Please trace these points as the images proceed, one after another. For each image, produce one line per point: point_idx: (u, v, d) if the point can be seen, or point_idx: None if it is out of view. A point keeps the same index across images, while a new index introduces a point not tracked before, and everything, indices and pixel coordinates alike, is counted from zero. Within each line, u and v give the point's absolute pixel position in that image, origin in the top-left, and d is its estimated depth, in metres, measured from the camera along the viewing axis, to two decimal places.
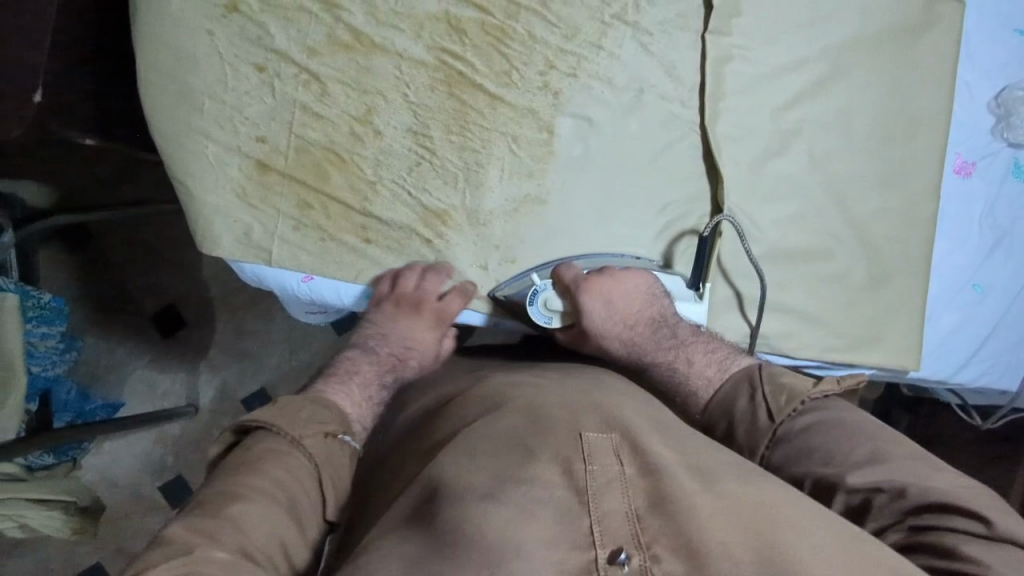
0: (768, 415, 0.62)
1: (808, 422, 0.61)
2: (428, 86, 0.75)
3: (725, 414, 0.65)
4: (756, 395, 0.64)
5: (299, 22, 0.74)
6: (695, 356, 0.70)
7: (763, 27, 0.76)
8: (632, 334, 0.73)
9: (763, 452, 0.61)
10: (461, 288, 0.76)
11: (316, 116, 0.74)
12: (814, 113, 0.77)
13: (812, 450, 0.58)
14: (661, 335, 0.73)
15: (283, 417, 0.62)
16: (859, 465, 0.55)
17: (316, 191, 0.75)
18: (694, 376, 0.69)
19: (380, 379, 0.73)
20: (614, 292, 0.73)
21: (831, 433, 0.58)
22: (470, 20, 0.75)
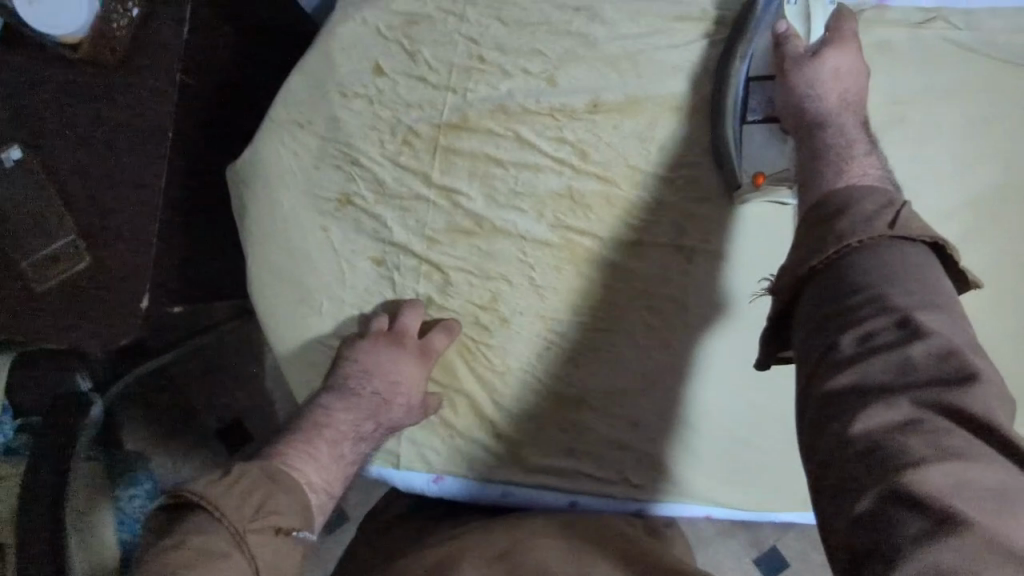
0: (892, 221, 0.49)
1: (889, 255, 0.48)
2: (553, 266, 0.71)
3: (844, 200, 0.52)
4: (896, 207, 0.51)
5: (415, 210, 0.70)
6: (870, 159, 0.59)
7: (905, 182, 0.71)
8: (835, 77, 0.62)
9: (851, 245, 0.48)
10: (445, 326, 0.69)
11: (440, 308, 0.71)
12: (964, 269, 0.72)
13: (866, 273, 0.47)
14: (844, 85, 0.63)
15: (225, 500, 0.53)
16: (921, 312, 0.45)
17: (443, 386, 0.72)
18: (853, 164, 0.57)
19: (356, 433, 0.67)
20: (853, 58, 0.63)
21: (903, 261, 0.47)
22: (592, 192, 0.71)
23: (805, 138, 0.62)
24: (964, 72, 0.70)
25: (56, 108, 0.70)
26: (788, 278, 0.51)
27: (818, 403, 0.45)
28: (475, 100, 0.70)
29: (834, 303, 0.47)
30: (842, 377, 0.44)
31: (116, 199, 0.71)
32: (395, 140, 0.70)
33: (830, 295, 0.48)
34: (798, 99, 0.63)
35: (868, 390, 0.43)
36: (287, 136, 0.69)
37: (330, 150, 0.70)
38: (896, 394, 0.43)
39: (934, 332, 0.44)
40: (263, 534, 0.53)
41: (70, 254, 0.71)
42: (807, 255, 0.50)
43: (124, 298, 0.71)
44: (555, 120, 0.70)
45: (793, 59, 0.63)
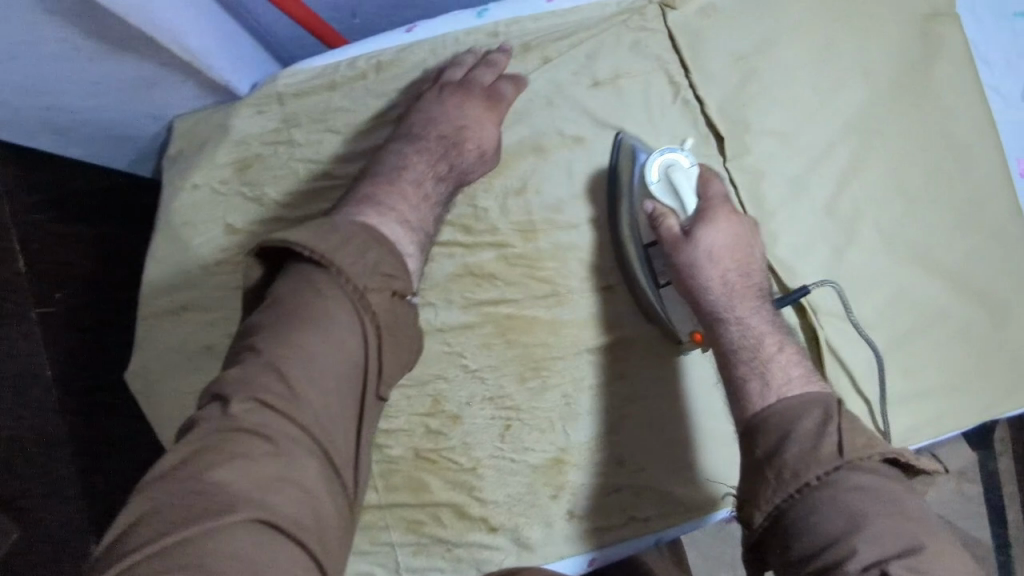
0: (837, 453, 0.52)
1: (845, 500, 0.50)
2: (482, 346, 0.69)
3: (784, 424, 0.56)
4: (830, 420, 0.55)
5: None
6: (786, 345, 0.62)
7: (779, 131, 0.70)
8: (742, 273, 0.63)
9: (812, 480, 0.52)
10: (508, 79, 0.67)
11: (388, 432, 0.68)
12: (866, 188, 0.71)
13: (824, 522, 0.50)
14: (749, 293, 0.63)
15: (339, 255, 0.55)
16: (889, 563, 0.47)
17: (421, 505, 0.68)
18: (774, 369, 0.60)
19: (437, 174, 0.65)
20: (745, 238, 0.63)
21: (862, 498, 0.50)
22: (490, 262, 0.69)
23: (716, 346, 0.63)
24: (789, 8, 0.70)
25: None
26: (756, 482, 0.55)
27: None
28: None
29: (810, 559, 0.50)
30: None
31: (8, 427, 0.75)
32: None
33: (800, 540, 0.51)
34: (694, 283, 0.63)
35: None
36: (164, 328, 0.67)
37: (215, 323, 0.66)
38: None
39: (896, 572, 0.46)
40: (365, 275, 0.55)
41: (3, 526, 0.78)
42: (758, 501, 0.54)
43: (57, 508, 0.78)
44: None
45: (669, 241, 0.63)
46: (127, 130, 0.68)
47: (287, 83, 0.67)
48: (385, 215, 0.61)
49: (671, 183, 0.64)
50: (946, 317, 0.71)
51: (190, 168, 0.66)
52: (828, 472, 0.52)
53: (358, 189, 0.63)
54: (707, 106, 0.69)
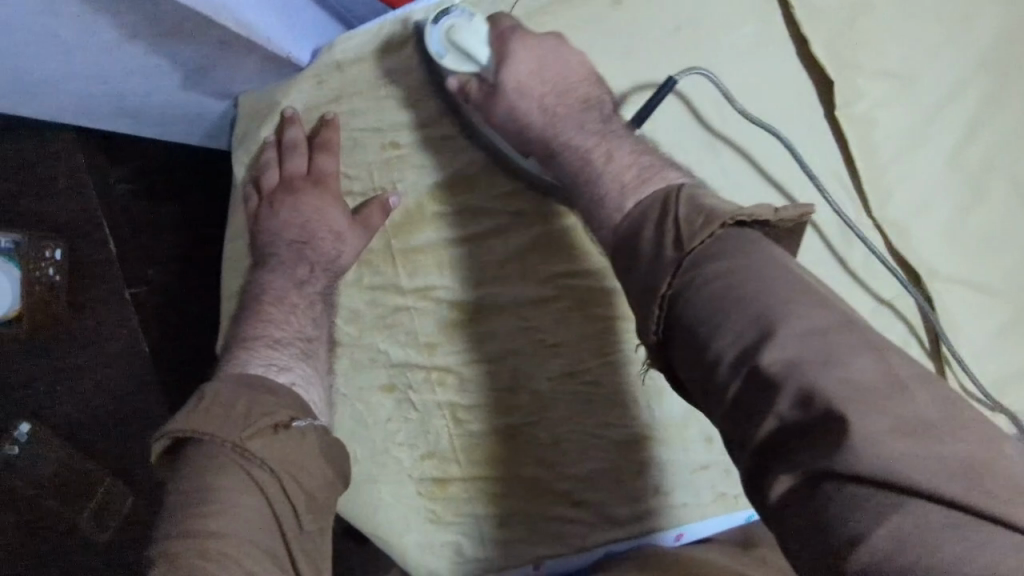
0: (675, 242, 0.43)
1: (718, 272, 0.40)
2: (560, 319, 0.65)
3: (628, 239, 0.47)
4: (671, 216, 0.45)
5: (402, 323, 0.66)
6: (617, 151, 0.54)
7: (895, 72, 0.60)
8: (562, 91, 0.57)
9: (668, 286, 0.42)
10: (322, 142, 0.63)
11: (467, 408, 0.67)
12: (1000, 128, 0.61)
13: (699, 320, 0.40)
14: (572, 108, 0.57)
15: (214, 426, 0.49)
16: (771, 348, 0.37)
17: (503, 478, 0.68)
18: (605, 180, 0.53)
19: (298, 282, 0.64)
20: (556, 45, 0.57)
21: (739, 264, 0.40)
22: (565, 232, 0.64)
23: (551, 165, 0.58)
24: None
25: None
26: (636, 304, 0.45)
27: (738, 465, 0.38)
28: (409, 190, 0.65)
29: (696, 365, 0.40)
30: (759, 437, 0.36)
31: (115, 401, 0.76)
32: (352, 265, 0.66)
33: (690, 355, 0.40)
34: (516, 100, 0.57)
35: (773, 451, 0.36)
36: None
37: None
38: (772, 426, 0.36)
39: (788, 357, 0.36)
40: (246, 427, 0.50)
41: (112, 491, 0.77)
42: (645, 315, 0.43)
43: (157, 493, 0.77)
44: (495, 174, 0.63)
45: (484, 95, 0.57)
46: (197, 108, 0.67)
47: (345, 50, 0.63)
48: (253, 354, 0.59)
49: (458, 46, 0.56)
50: None
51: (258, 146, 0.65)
52: (704, 242, 0.42)
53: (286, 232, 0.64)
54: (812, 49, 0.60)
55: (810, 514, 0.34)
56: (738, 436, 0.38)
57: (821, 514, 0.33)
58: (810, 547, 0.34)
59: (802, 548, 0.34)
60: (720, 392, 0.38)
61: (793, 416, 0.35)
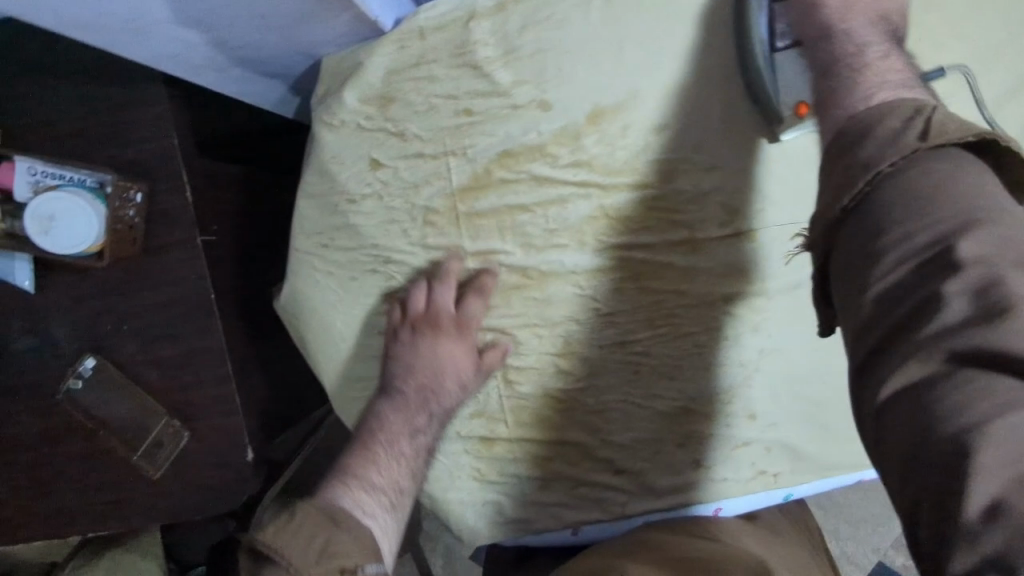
0: (917, 134, 0.47)
1: (920, 175, 0.46)
2: (614, 290, 0.67)
3: (862, 127, 0.49)
4: (915, 115, 0.48)
5: (462, 284, 0.69)
6: (889, 59, 0.54)
7: (952, 67, 0.63)
8: (850, 5, 0.55)
9: (887, 166, 0.46)
10: (477, 287, 0.68)
11: (518, 370, 0.70)
12: None
13: (892, 205, 0.46)
14: (870, 13, 0.55)
15: (287, 545, 0.53)
16: (964, 241, 0.42)
17: (548, 442, 0.70)
18: (872, 71, 0.53)
19: (411, 430, 0.68)
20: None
21: (950, 167, 0.46)
22: (623, 205, 0.66)
23: (819, 65, 0.56)
24: None
25: (97, 321, 0.75)
26: (831, 183, 0.49)
27: (870, 344, 0.45)
28: (478, 155, 0.67)
29: (873, 245, 0.45)
30: (913, 325, 0.42)
31: (172, 347, 0.75)
32: (417, 224, 0.69)
33: (864, 238, 0.46)
34: (821, 29, 0.55)
35: (923, 341, 0.42)
36: (316, 263, 0.70)
37: (360, 256, 0.70)
38: (926, 300, 0.42)
39: (977, 251, 0.42)
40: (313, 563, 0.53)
41: (172, 432, 0.75)
42: (839, 192, 0.48)
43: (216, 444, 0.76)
44: (561, 145, 0.66)
45: None
46: (280, 59, 0.70)
47: (424, 19, 0.66)
48: (350, 487, 0.65)
49: None
50: None
51: (336, 103, 0.67)
52: (920, 143, 0.47)
53: (387, 387, 0.69)
54: None
55: (934, 395, 0.40)
56: (874, 320, 0.45)
57: (938, 392, 0.40)
58: (917, 419, 0.41)
59: (908, 421, 0.41)
60: (884, 279, 0.44)
61: (958, 307, 0.41)
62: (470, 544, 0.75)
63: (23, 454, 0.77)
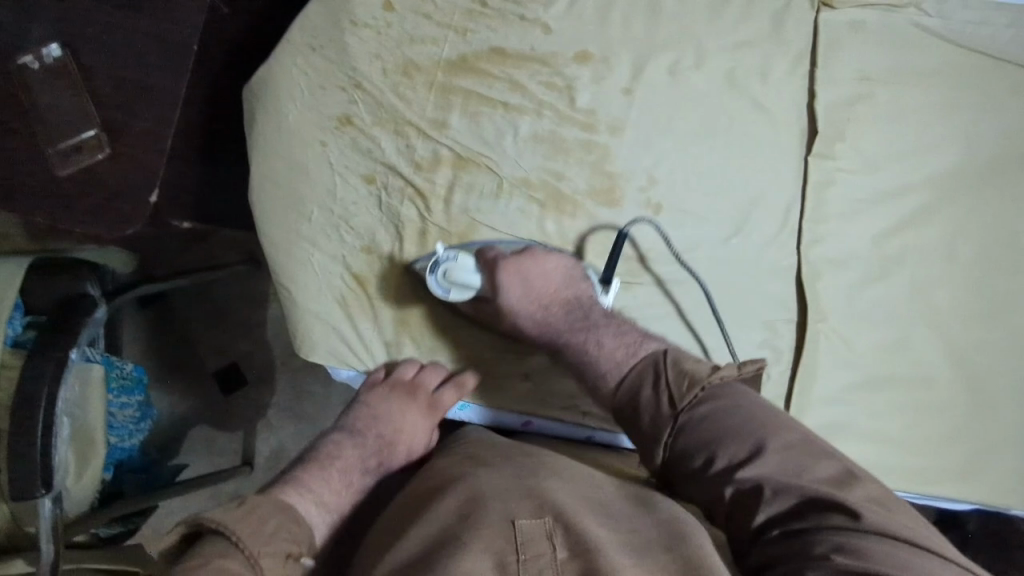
0: (668, 402, 0.61)
1: (706, 411, 0.59)
2: (527, 202, 0.76)
3: (630, 399, 0.64)
4: (659, 380, 0.63)
5: (409, 136, 0.76)
6: (603, 338, 0.69)
7: (867, 154, 0.76)
8: (546, 300, 0.72)
9: (675, 410, 0.60)
10: (457, 382, 0.75)
11: (422, 231, 0.76)
12: (919, 238, 0.76)
13: (695, 445, 0.58)
14: (587, 294, 0.73)
15: (240, 525, 0.54)
16: (748, 467, 0.55)
17: (415, 304, 0.77)
18: (602, 356, 0.68)
19: (362, 468, 0.70)
20: (535, 262, 0.72)
21: (740, 403, 0.59)
22: (570, 134, 0.75)
23: (574, 359, 0.71)
24: (922, 56, 0.77)
25: (83, 18, 0.79)
26: (643, 429, 0.62)
27: (744, 537, 0.54)
28: (475, 41, 0.76)
29: (699, 476, 0.58)
30: (755, 519, 0.53)
31: (141, 68, 0.78)
32: (397, 70, 0.76)
33: (695, 468, 0.58)
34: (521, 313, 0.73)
35: (766, 528, 0.53)
36: (298, 57, 0.75)
37: (337, 73, 0.76)
38: (764, 512, 0.53)
39: (763, 471, 0.55)
40: (262, 542, 0.54)
41: (96, 144, 0.78)
42: (649, 450, 0.62)
43: (130, 174, 0.78)
44: (542, 66, 0.76)
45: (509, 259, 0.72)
46: None
47: None
48: (303, 494, 0.63)
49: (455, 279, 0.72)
50: (913, 386, 0.75)
51: None
52: (691, 399, 0.60)
53: (355, 418, 0.73)
54: (818, 101, 0.76)
55: (786, 552, 0.50)
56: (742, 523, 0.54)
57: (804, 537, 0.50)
58: (791, 555, 0.49)
59: (787, 547, 0.50)
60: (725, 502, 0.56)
61: (779, 502, 0.53)
62: (301, 356, 0.78)
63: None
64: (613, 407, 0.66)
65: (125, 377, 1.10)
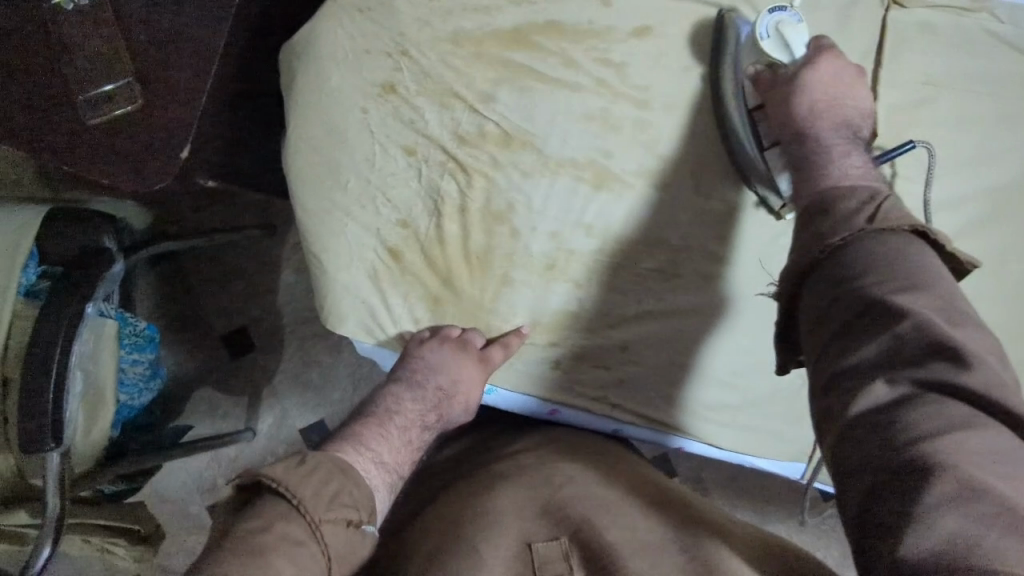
0: (871, 215, 0.56)
1: (893, 244, 0.55)
2: (571, 186, 0.73)
3: (826, 201, 0.59)
4: (879, 204, 0.58)
5: (453, 109, 0.73)
6: (849, 161, 0.62)
7: (924, 160, 0.74)
8: (834, 105, 0.64)
9: (835, 242, 0.56)
10: (505, 342, 0.75)
11: (459, 208, 0.74)
12: (968, 253, 0.74)
13: (864, 262, 0.54)
14: (839, 112, 0.65)
15: (302, 487, 0.54)
16: (901, 296, 0.52)
17: (446, 283, 0.75)
18: (832, 168, 0.61)
19: (422, 423, 0.71)
20: (864, 90, 0.66)
21: (896, 246, 0.54)
22: (621, 118, 0.73)
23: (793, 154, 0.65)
24: (989, 62, 0.74)
25: None
26: (802, 245, 0.59)
27: (837, 408, 0.51)
28: (529, 12, 0.73)
29: (839, 287, 0.54)
30: (858, 353, 0.51)
31: (179, 20, 0.75)
32: (446, 38, 0.73)
33: (834, 291, 0.54)
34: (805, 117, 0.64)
35: (864, 373, 0.50)
36: (344, 19, 0.72)
37: (383, 36, 0.73)
38: (880, 347, 0.51)
39: (911, 305, 0.51)
40: (324, 507, 0.55)
41: (126, 95, 0.75)
42: (807, 249, 0.58)
43: (159, 129, 0.76)
44: (597, 43, 0.73)
45: (769, 84, 0.66)
46: None
47: None
48: (362, 453, 0.64)
49: (782, 39, 0.66)
50: None
51: None
52: (895, 227, 0.56)
53: (410, 371, 0.72)
54: (878, 102, 0.73)
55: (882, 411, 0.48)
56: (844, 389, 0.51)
57: (897, 411, 0.48)
58: (876, 448, 0.47)
59: (871, 445, 0.48)
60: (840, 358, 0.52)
61: (909, 336, 0.50)
62: (327, 328, 0.77)
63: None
64: (794, 247, 0.60)
65: (137, 334, 1.07)
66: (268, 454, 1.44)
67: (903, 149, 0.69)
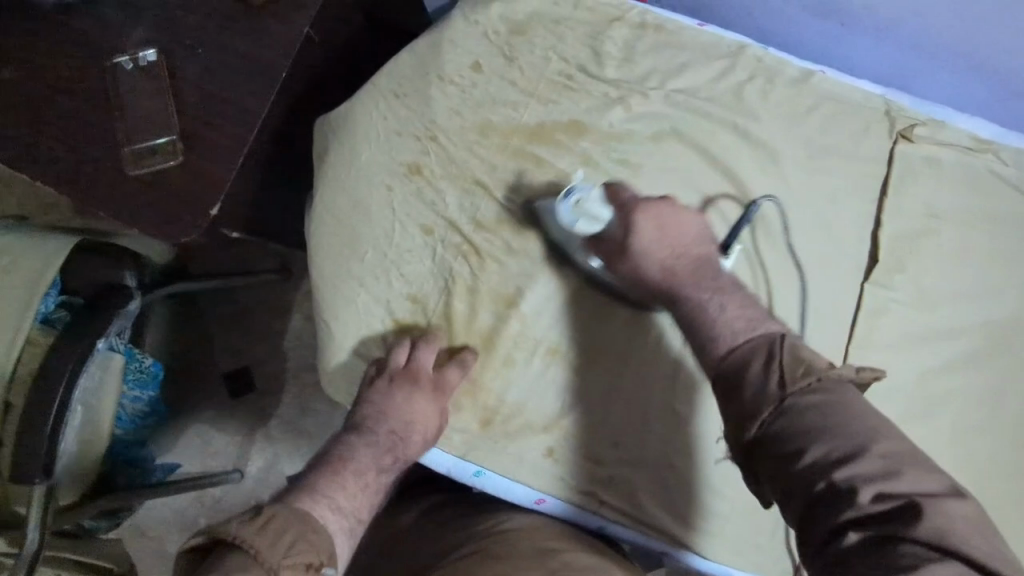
0: (778, 382, 0.56)
1: (818, 401, 0.54)
2: (577, 277, 0.76)
3: (734, 371, 0.58)
4: (773, 360, 0.57)
5: (473, 194, 0.77)
6: (728, 303, 0.64)
7: (926, 288, 0.75)
8: (680, 255, 0.69)
9: (765, 418, 0.55)
10: (460, 360, 0.74)
11: (469, 289, 0.76)
12: (965, 382, 0.75)
13: (795, 436, 0.53)
14: (689, 221, 0.70)
15: (257, 538, 0.58)
16: (843, 466, 0.51)
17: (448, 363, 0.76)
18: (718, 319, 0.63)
19: (377, 467, 0.73)
20: (673, 212, 0.70)
21: (830, 416, 0.53)
22: None
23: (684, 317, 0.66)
24: (990, 201, 0.77)
25: (181, 30, 0.81)
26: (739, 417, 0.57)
27: (818, 539, 0.50)
28: (555, 112, 0.77)
29: (789, 462, 0.53)
30: (838, 515, 0.49)
31: (229, 87, 0.81)
32: (474, 129, 0.77)
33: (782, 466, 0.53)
34: (640, 252, 0.69)
35: (844, 526, 0.49)
36: (381, 103, 0.77)
37: (415, 121, 0.77)
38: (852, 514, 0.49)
39: (862, 472, 0.50)
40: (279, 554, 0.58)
41: (169, 151, 0.80)
42: (743, 422, 0.57)
43: (195, 184, 0.80)
44: (615, 146, 0.77)
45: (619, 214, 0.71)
46: None
47: None
48: (320, 501, 0.67)
49: (584, 213, 0.71)
50: None
51: (482, 8, 0.78)
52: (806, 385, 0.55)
53: (363, 415, 0.74)
54: (883, 230, 0.76)
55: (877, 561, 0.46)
56: (819, 520, 0.50)
57: (888, 547, 0.47)
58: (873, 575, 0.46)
59: (866, 566, 0.47)
60: (826, 518, 0.50)
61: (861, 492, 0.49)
62: (329, 395, 0.77)
63: (28, 86, 0.79)
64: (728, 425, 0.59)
65: (142, 371, 1.09)
66: (252, 500, 1.43)
67: (743, 224, 0.72)
